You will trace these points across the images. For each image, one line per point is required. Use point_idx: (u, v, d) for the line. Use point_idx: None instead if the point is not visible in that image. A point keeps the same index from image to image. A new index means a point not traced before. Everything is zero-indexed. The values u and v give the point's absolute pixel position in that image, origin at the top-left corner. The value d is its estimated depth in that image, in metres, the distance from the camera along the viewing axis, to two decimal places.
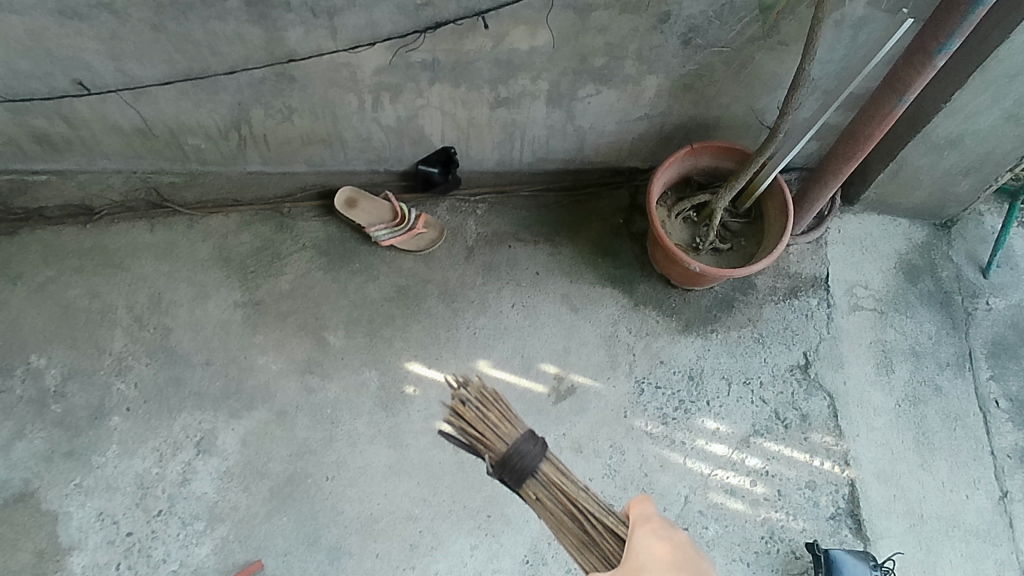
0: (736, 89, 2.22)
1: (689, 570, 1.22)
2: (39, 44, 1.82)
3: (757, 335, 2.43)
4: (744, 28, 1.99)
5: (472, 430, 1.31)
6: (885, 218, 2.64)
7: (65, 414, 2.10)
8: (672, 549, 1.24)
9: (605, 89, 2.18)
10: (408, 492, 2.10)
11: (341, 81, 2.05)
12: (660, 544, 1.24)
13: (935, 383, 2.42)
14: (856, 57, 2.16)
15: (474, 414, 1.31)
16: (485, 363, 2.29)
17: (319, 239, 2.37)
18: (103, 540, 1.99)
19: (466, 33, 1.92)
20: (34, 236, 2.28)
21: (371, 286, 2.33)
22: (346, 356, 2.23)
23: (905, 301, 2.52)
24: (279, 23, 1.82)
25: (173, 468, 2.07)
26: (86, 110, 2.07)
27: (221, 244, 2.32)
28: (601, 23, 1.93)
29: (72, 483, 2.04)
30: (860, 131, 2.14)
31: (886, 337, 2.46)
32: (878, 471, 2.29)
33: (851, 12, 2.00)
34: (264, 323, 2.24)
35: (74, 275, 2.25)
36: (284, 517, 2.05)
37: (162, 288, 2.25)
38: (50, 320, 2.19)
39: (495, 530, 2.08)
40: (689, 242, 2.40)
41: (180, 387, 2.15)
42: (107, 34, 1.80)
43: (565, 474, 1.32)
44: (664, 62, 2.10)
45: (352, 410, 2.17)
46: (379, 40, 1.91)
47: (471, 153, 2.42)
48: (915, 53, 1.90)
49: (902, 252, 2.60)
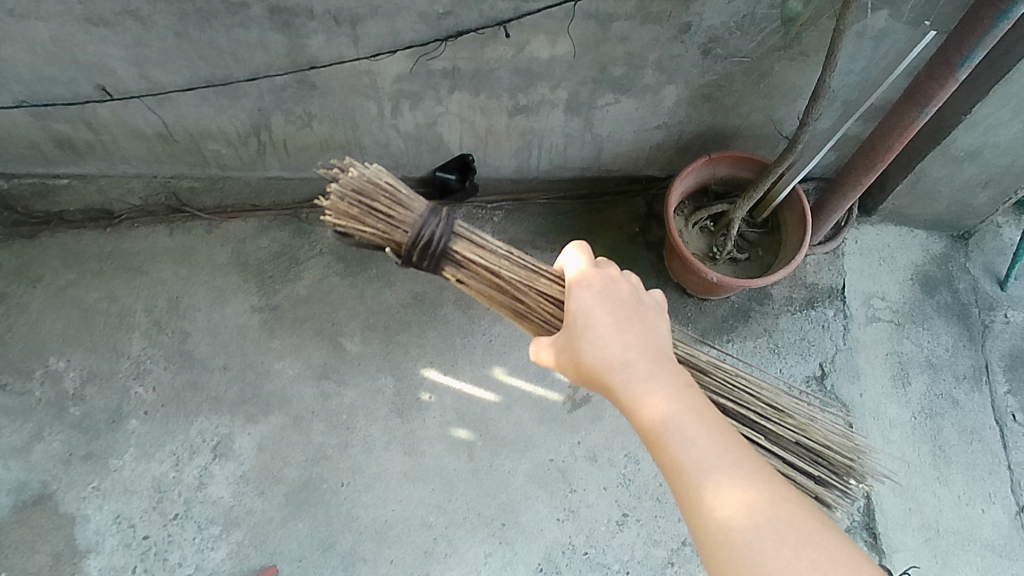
0: (756, 99, 2.21)
1: (633, 321, 1.20)
2: (64, 50, 1.84)
3: (772, 346, 2.43)
4: (765, 38, 1.98)
5: (363, 224, 1.39)
6: (903, 229, 2.62)
7: (84, 416, 2.11)
8: (613, 301, 1.22)
9: (624, 98, 2.18)
10: (423, 499, 2.11)
11: (361, 88, 2.06)
12: (599, 295, 1.23)
13: (952, 396, 2.40)
14: (876, 68, 2.15)
15: (362, 209, 1.38)
16: (500, 371, 2.26)
17: (337, 245, 2.34)
18: (119, 543, 2.01)
19: (487, 42, 1.92)
20: (54, 239, 2.29)
21: (387, 292, 2.30)
22: (362, 363, 2.23)
23: (922, 312, 2.51)
24: (302, 31, 1.83)
25: (189, 472, 2.08)
26: (108, 115, 2.08)
27: (239, 249, 2.32)
28: (622, 33, 1.93)
29: (89, 486, 2.05)
30: (879, 143, 2.13)
31: (902, 349, 2.45)
32: (894, 484, 2.29)
33: (873, 24, 1.99)
34: (281, 328, 2.25)
35: (94, 278, 2.26)
36: (299, 523, 2.06)
37: (181, 292, 2.26)
38: (69, 323, 2.20)
39: (509, 538, 2.09)
40: (706, 251, 2.41)
41: (197, 392, 2.16)
42: (131, 41, 1.82)
43: (478, 243, 1.45)
44: (683, 72, 2.09)
45: (367, 416, 2.18)
46: (400, 48, 1.91)
47: (488, 160, 2.42)
48: (938, 66, 1.89)
49: (919, 263, 2.58)
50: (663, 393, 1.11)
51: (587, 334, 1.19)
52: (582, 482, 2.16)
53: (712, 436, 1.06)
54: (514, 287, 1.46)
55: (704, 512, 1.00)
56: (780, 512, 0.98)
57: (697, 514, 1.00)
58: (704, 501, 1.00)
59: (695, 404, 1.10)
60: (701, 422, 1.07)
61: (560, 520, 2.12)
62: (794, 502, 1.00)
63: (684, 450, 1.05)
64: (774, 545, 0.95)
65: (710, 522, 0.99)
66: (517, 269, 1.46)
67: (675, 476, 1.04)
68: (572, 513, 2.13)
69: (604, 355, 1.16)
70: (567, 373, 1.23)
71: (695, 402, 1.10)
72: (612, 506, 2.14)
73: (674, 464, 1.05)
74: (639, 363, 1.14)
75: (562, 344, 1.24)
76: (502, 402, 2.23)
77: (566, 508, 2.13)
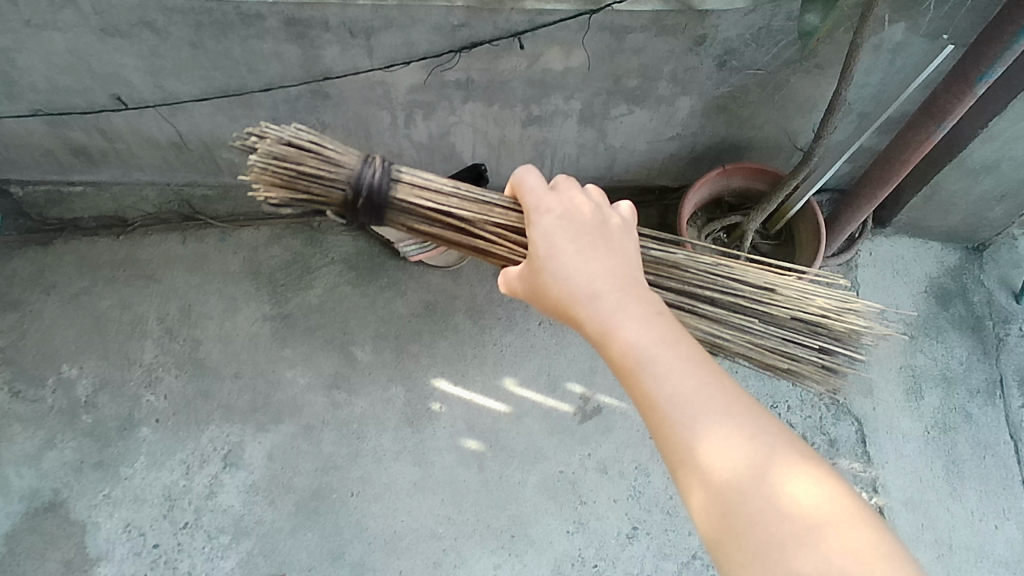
0: (770, 111, 2.20)
1: (600, 248, 1.16)
2: (80, 60, 1.84)
3: None
4: (781, 51, 1.97)
5: (298, 188, 1.31)
6: (917, 241, 2.60)
7: (95, 424, 2.12)
8: (578, 224, 1.17)
9: (638, 109, 2.17)
10: (432, 510, 2.10)
11: (374, 98, 2.06)
12: (562, 216, 1.18)
13: (966, 410, 2.38)
14: (893, 81, 2.13)
15: (292, 174, 1.30)
16: (510, 382, 2.26)
17: (350, 254, 2.36)
18: (130, 552, 2.01)
19: (501, 54, 1.92)
20: (68, 246, 2.30)
21: (398, 301, 2.31)
22: (373, 372, 2.23)
23: (935, 325, 2.49)
24: (316, 42, 1.83)
25: (200, 481, 2.09)
26: (123, 124, 2.09)
27: (251, 257, 2.33)
28: (637, 45, 1.92)
29: (100, 493, 2.06)
30: (894, 157, 2.11)
31: (916, 362, 2.44)
32: (906, 499, 2.27)
33: (890, 37, 1.97)
34: (292, 336, 2.25)
35: (107, 285, 2.27)
36: (308, 532, 2.06)
37: (193, 299, 2.27)
38: (82, 330, 2.21)
39: (518, 550, 2.08)
40: None
41: (208, 400, 2.16)
42: (147, 52, 1.82)
43: (424, 185, 1.38)
44: (698, 84, 2.08)
45: (378, 425, 2.18)
46: (414, 59, 1.91)
47: (500, 169, 2.42)
48: (955, 81, 1.87)
49: (933, 275, 2.56)
50: (635, 325, 1.08)
51: (553, 261, 1.15)
52: (592, 494, 2.15)
53: (688, 369, 1.04)
54: (472, 224, 1.41)
55: (683, 446, 0.99)
56: (758, 444, 0.98)
57: (677, 452, 1.00)
58: (681, 439, 1.00)
59: (667, 335, 1.07)
60: (675, 355, 1.05)
61: (570, 533, 2.11)
62: (772, 431, 1.00)
63: (660, 387, 1.03)
64: (757, 479, 0.96)
65: (691, 462, 0.99)
66: (469, 204, 1.41)
67: (651, 414, 1.03)
68: (582, 526, 2.12)
69: (572, 285, 1.13)
70: (535, 303, 1.20)
71: (667, 332, 1.08)
72: (623, 519, 2.13)
73: (650, 398, 1.03)
74: (608, 295, 1.11)
75: (526, 270, 1.19)
76: (513, 413, 2.22)
77: (576, 520, 2.12)
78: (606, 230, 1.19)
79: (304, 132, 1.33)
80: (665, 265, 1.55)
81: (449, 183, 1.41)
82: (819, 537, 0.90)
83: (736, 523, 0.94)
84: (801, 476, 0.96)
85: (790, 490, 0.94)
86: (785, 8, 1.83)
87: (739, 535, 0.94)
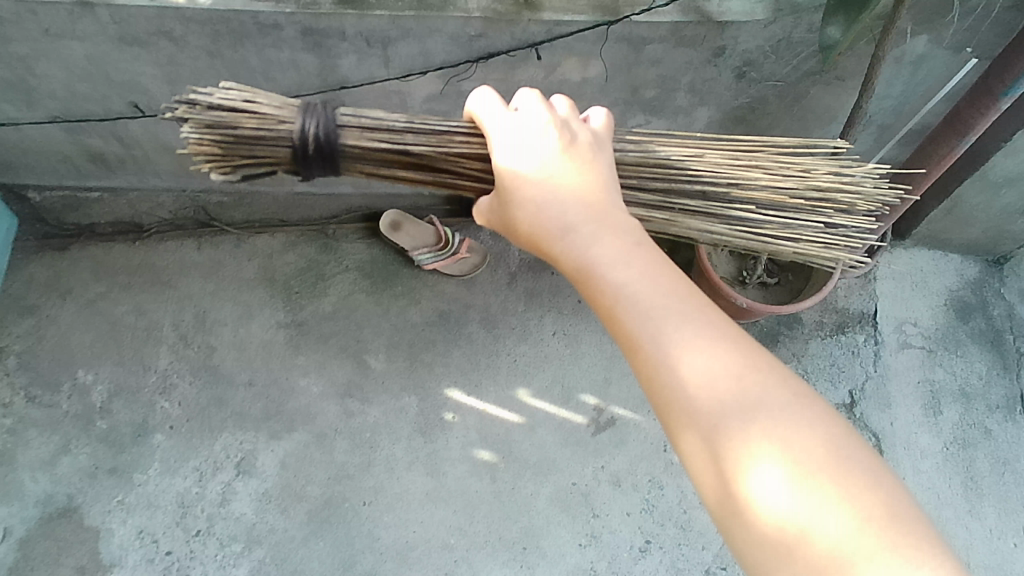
0: (789, 122, 2.18)
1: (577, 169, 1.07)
2: (98, 68, 1.85)
3: (801, 371, 2.38)
4: (801, 63, 1.95)
5: (234, 153, 1.26)
6: (937, 253, 2.57)
7: (110, 430, 2.13)
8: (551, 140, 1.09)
9: (655, 120, 2.16)
10: (445, 521, 2.09)
11: (390, 107, 2.06)
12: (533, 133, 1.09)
13: (985, 426, 2.35)
14: (914, 93, 2.11)
15: (224, 142, 1.25)
16: (524, 393, 2.25)
17: (364, 261, 2.37)
18: (142, 559, 2.01)
19: (518, 64, 1.91)
20: (84, 252, 2.31)
21: (412, 310, 2.32)
22: (387, 381, 2.23)
23: (954, 339, 2.46)
24: (333, 52, 1.83)
25: (213, 488, 2.09)
26: (140, 131, 2.10)
27: (266, 264, 2.34)
28: (655, 57, 1.91)
29: (114, 500, 2.06)
30: (916, 169, 2.08)
31: (934, 376, 2.40)
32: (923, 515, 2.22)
33: (912, 50, 1.95)
34: (306, 344, 2.26)
35: (123, 291, 2.28)
36: (320, 542, 2.05)
37: (208, 306, 2.27)
38: (97, 335, 2.22)
39: (530, 562, 2.07)
40: (735, 275, 2.38)
41: (222, 407, 2.17)
42: (165, 60, 1.83)
43: (373, 125, 1.27)
44: (716, 95, 2.06)
45: (391, 435, 2.17)
46: (430, 68, 1.91)
47: None
48: (979, 94, 1.84)
49: (952, 288, 2.53)
50: (614, 260, 1.01)
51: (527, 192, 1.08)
52: (605, 507, 2.14)
53: (670, 306, 0.97)
54: (430, 159, 1.32)
55: (667, 391, 0.94)
56: (750, 388, 0.92)
57: (659, 396, 0.94)
58: (662, 383, 0.94)
59: (649, 267, 1.00)
60: (656, 291, 0.98)
61: (582, 546, 2.09)
62: (761, 375, 0.93)
63: (640, 326, 0.96)
64: (745, 425, 0.90)
65: (674, 405, 0.93)
66: (424, 139, 1.30)
67: (633, 355, 0.97)
68: (595, 538, 2.10)
69: (548, 217, 1.06)
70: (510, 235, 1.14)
71: (649, 263, 1.01)
72: (636, 532, 2.12)
73: (631, 341, 0.97)
74: (583, 227, 1.04)
75: (500, 202, 1.13)
76: (526, 424, 2.21)
77: (589, 533, 2.11)
78: (578, 149, 1.10)
79: (232, 91, 1.25)
80: (652, 164, 1.37)
81: (399, 117, 1.30)
82: (819, 495, 0.85)
83: (719, 476, 0.90)
84: (794, 422, 0.89)
85: (782, 445, 0.88)
86: (806, 20, 1.81)
87: (729, 485, 0.89)
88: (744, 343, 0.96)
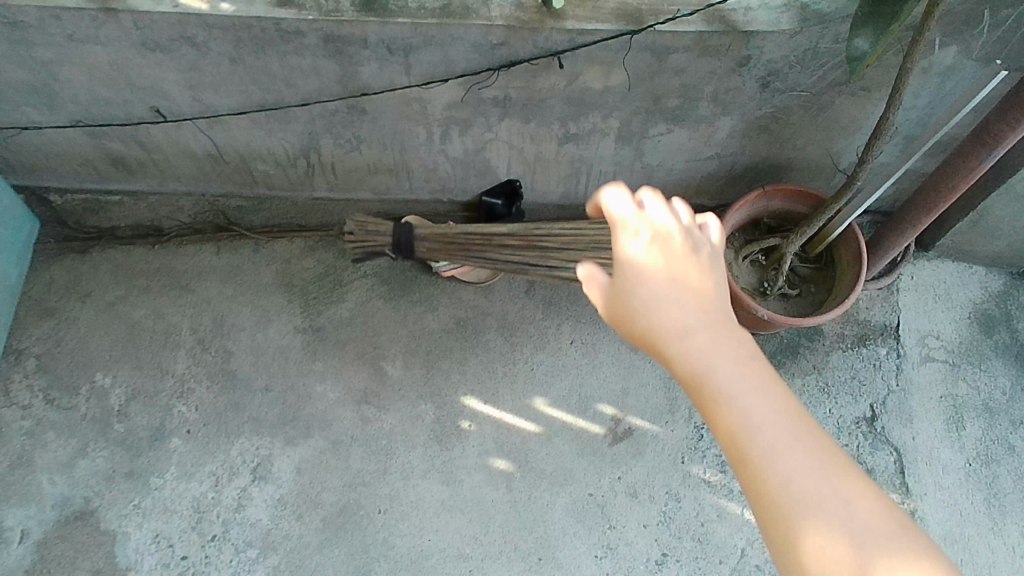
0: (813, 132, 2.15)
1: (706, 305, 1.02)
2: (120, 74, 1.85)
3: (822, 384, 2.35)
4: (826, 73, 1.93)
5: None
6: (961, 265, 2.53)
7: (127, 433, 2.13)
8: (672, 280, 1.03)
9: (677, 129, 2.14)
10: (460, 530, 2.08)
11: (411, 114, 2.05)
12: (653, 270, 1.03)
13: (1009, 441, 2.31)
14: (940, 104, 2.07)
15: None
16: (541, 402, 2.24)
17: (382, 267, 2.37)
18: (158, 563, 2.01)
19: (540, 72, 1.89)
20: (104, 255, 2.32)
21: (430, 317, 2.32)
22: (403, 388, 2.23)
23: (978, 353, 2.42)
24: (355, 59, 1.83)
25: (229, 493, 2.09)
26: (161, 135, 2.10)
27: (285, 269, 2.34)
28: (679, 66, 1.89)
29: (130, 504, 2.07)
30: (942, 181, 2.05)
31: (957, 391, 2.37)
32: (945, 533, 2.20)
33: (940, 60, 1.92)
34: (324, 350, 2.25)
35: (142, 294, 2.28)
36: (335, 549, 2.05)
37: (225, 310, 2.28)
38: (116, 339, 2.23)
39: (546, 574, 2.05)
40: (756, 286, 2.34)
41: (239, 412, 2.17)
42: (186, 66, 1.83)
43: None
44: (739, 105, 2.04)
45: (407, 442, 2.16)
46: (452, 76, 1.90)
47: (535, 185, 2.39)
48: (1010, 107, 1.81)
49: (977, 300, 2.49)
50: (710, 342, 0.99)
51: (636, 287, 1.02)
52: (622, 519, 2.12)
53: (766, 396, 0.94)
54: None
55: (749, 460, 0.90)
56: (853, 513, 0.86)
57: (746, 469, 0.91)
58: (752, 470, 0.90)
59: (742, 353, 0.98)
60: (754, 375, 0.96)
61: (598, 558, 2.08)
62: (840, 461, 0.90)
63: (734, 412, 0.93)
64: (824, 510, 0.86)
65: (765, 480, 0.89)
66: None
67: (726, 445, 0.93)
68: (611, 550, 2.09)
69: (656, 317, 1.01)
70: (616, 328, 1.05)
71: (762, 379, 0.96)
72: (652, 545, 2.10)
73: (724, 425, 0.93)
74: (699, 332, 0.99)
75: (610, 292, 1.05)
76: (543, 433, 2.20)
77: (605, 545, 2.09)
78: (697, 257, 1.07)
79: None
80: None
81: None
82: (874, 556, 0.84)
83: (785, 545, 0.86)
84: (878, 521, 0.86)
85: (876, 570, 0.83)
86: (832, 30, 1.79)
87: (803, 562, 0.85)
88: (823, 430, 0.93)
